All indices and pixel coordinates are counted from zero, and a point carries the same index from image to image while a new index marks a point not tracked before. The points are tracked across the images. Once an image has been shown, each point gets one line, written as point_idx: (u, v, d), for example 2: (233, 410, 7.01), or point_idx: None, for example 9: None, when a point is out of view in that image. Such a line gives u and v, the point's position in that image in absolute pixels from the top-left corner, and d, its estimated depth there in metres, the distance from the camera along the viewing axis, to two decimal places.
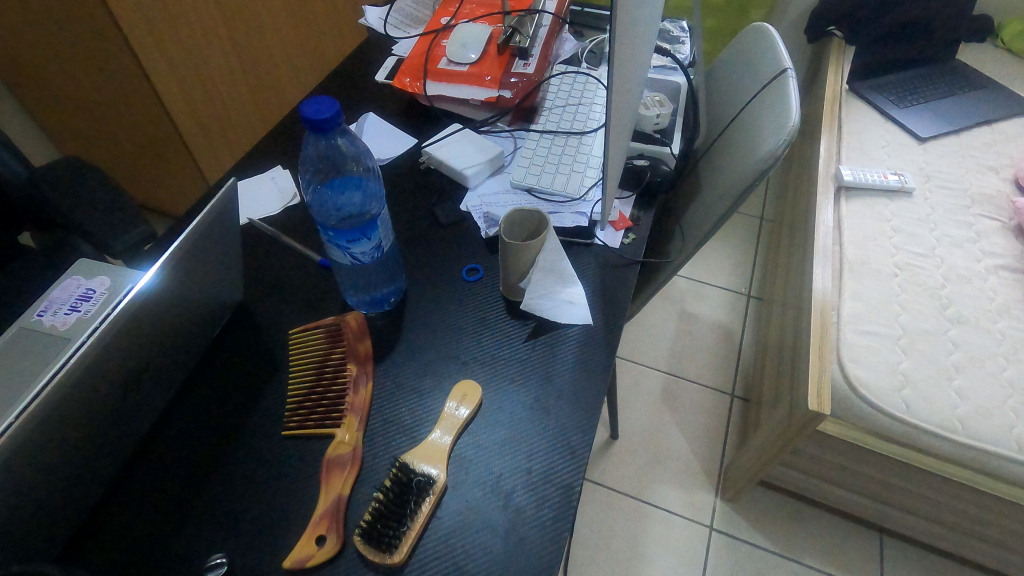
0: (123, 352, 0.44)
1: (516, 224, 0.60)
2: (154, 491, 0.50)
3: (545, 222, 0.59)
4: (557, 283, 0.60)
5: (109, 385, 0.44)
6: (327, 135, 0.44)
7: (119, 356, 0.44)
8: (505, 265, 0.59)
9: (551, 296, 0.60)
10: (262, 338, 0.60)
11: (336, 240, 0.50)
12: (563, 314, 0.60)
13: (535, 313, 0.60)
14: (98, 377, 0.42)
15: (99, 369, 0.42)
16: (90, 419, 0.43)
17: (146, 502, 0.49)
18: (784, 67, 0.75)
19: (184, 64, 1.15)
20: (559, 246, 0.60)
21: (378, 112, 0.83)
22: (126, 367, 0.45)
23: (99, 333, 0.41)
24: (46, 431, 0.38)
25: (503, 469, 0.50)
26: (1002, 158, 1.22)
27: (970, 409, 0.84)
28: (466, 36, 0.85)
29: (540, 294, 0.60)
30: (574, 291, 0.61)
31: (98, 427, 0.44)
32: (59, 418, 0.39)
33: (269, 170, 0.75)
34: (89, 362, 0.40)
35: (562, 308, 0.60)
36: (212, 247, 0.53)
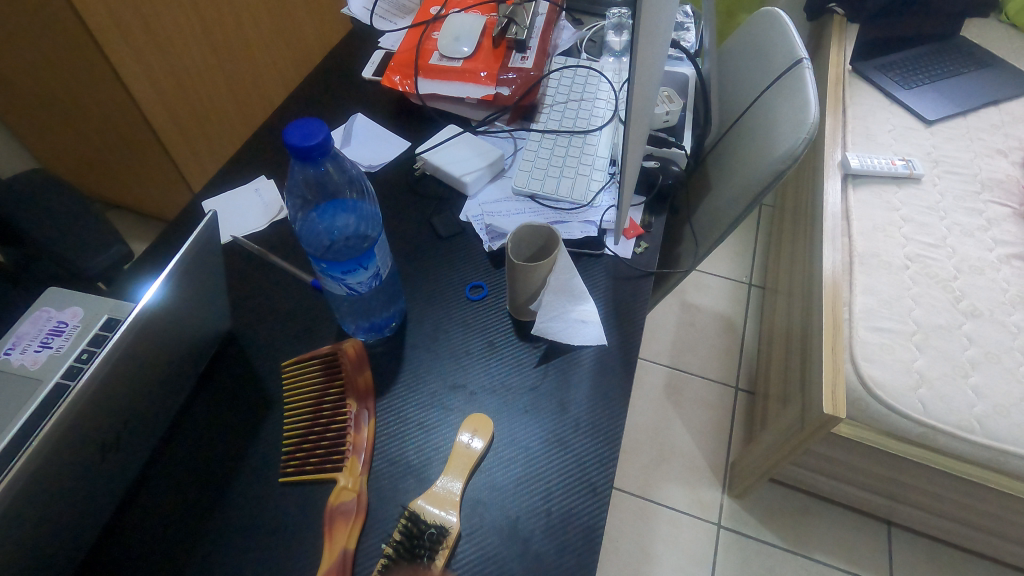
0: (102, 406, 0.40)
1: (523, 241, 0.56)
2: (140, 551, 0.46)
3: (555, 238, 0.54)
4: (569, 302, 0.56)
5: (90, 444, 0.40)
6: (316, 162, 0.40)
7: (93, 413, 0.40)
8: (513, 286, 0.55)
9: (561, 317, 0.56)
10: (253, 372, 0.56)
11: (330, 271, 0.45)
12: (573, 335, 0.56)
13: (546, 335, 0.56)
14: (76, 439, 0.38)
15: (71, 433, 0.37)
16: (71, 482, 0.39)
17: (132, 564, 0.45)
18: (799, 56, 0.70)
19: (158, 61, 1.09)
20: (571, 262, 0.55)
21: (368, 113, 0.78)
22: (109, 421, 0.42)
23: (73, 391, 0.37)
24: (14, 504, 0.34)
25: (520, 511, 0.47)
26: (1010, 141, 1.18)
27: (988, 407, 0.82)
28: (459, 28, 0.79)
29: (551, 316, 0.56)
30: (585, 310, 0.57)
31: (78, 488, 0.41)
32: (34, 492, 0.35)
33: (252, 181, 0.70)
34: (66, 426, 0.37)
35: (572, 329, 0.56)
36: (193, 280, 0.48)
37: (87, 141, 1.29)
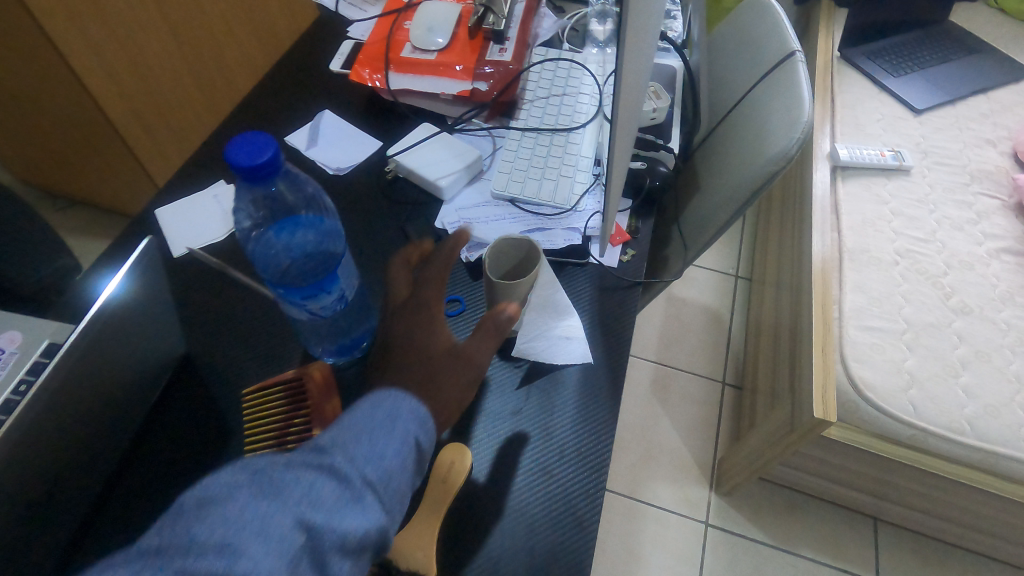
0: (53, 436, 0.37)
1: (503, 254, 0.52)
2: None
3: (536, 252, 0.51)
4: (551, 318, 0.54)
5: (38, 481, 0.36)
6: (266, 181, 0.36)
7: (38, 450, 0.36)
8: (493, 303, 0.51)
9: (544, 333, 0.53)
10: (212, 401, 0.51)
11: (288, 297, 0.41)
12: (557, 353, 0.53)
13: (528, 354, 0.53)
14: (21, 477, 0.35)
15: (15, 472, 0.34)
16: (17, 527, 0.36)
17: None
18: (792, 49, 0.66)
19: (114, 50, 1.02)
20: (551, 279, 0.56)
21: (336, 109, 0.73)
22: (59, 453, 0.38)
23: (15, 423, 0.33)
24: None
25: (501, 550, 0.44)
26: (998, 130, 1.16)
27: (978, 408, 0.81)
28: (433, 17, 0.74)
29: (534, 333, 0.54)
30: (569, 327, 0.54)
31: (25, 531, 0.37)
32: None
33: (211, 186, 0.65)
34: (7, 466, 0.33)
35: (556, 346, 0.53)
36: (136, 308, 0.44)
37: (41, 133, 1.21)
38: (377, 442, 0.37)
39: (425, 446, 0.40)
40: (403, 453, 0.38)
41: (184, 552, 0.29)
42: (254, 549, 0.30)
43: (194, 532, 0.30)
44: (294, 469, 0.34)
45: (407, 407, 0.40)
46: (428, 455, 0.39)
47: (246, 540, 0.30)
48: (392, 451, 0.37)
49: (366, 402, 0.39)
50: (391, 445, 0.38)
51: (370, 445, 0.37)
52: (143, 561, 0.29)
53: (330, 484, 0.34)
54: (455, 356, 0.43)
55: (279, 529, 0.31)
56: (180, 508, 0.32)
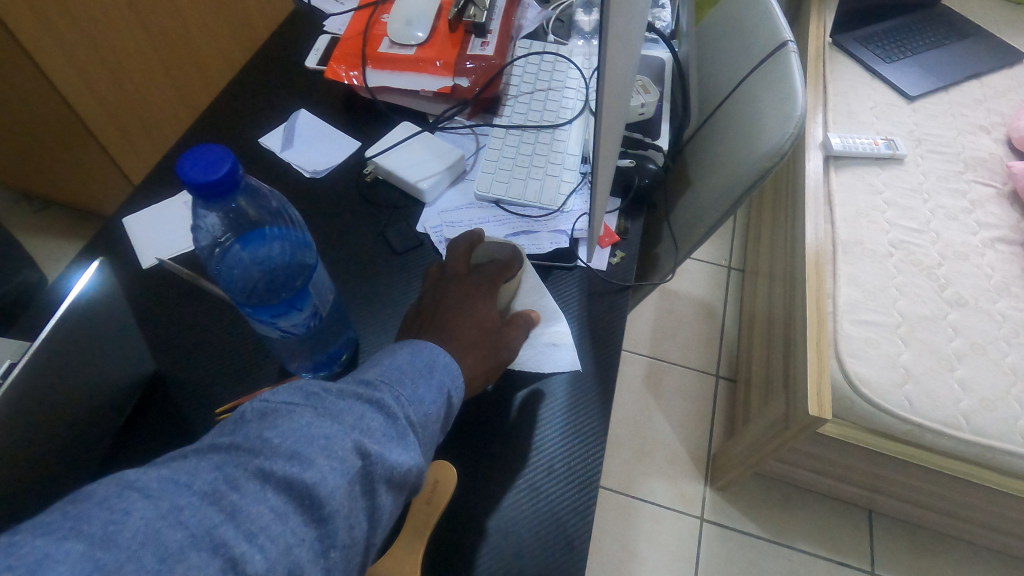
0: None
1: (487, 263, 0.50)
2: None
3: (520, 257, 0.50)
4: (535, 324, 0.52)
5: None
6: (224, 197, 0.33)
7: None
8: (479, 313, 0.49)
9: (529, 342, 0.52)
10: (183, 418, 0.49)
11: (257, 315, 0.39)
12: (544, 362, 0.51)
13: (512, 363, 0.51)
14: None
15: None
16: None
17: None
18: (784, 39, 0.64)
19: (80, 46, 0.97)
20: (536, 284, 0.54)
21: (312, 108, 0.70)
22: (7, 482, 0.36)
23: None
24: None
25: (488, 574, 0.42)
26: (992, 116, 1.15)
27: (974, 402, 0.80)
28: (411, 9, 0.71)
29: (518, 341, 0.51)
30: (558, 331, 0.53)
31: None
32: None
33: (182, 192, 0.62)
34: None
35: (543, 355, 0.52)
36: (88, 325, 0.41)
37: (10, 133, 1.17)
38: (421, 386, 0.37)
39: (455, 401, 0.39)
40: (440, 400, 0.37)
41: (256, 455, 0.28)
42: (323, 461, 0.29)
43: (264, 436, 0.29)
44: (349, 396, 0.33)
45: (447, 363, 0.40)
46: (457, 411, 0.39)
47: (314, 452, 0.29)
48: (433, 397, 0.37)
49: (405, 349, 0.39)
50: (432, 389, 0.37)
51: (413, 385, 0.37)
52: (213, 461, 0.28)
53: (381, 417, 0.33)
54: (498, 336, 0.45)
55: (343, 446, 0.30)
56: (242, 418, 0.31)
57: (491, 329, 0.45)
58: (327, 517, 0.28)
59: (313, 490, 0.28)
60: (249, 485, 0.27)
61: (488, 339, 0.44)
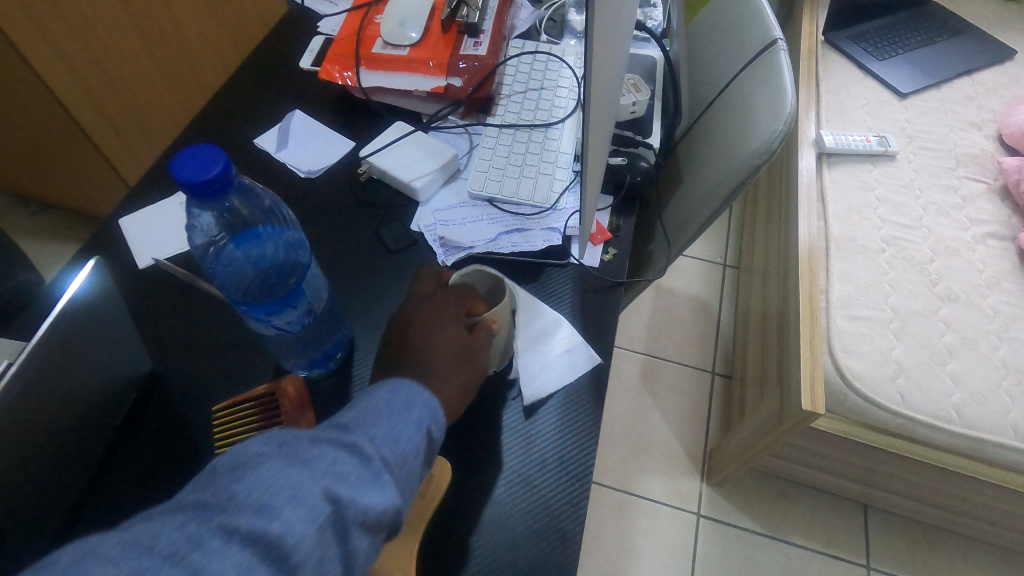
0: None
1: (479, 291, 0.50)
2: None
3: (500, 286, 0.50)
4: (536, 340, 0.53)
5: None
6: (217, 197, 0.34)
7: None
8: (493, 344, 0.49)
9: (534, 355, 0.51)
10: (179, 416, 0.50)
11: (252, 313, 0.39)
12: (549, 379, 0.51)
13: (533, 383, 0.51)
14: None
15: None
16: None
17: None
18: (774, 37, 0.65)
19: (73, 47, 0.97)
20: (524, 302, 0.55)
21: (306, 109, 0.70)
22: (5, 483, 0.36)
23: None
24: None
25: (483, 566, 0.43)
26: (983, 113, 1.16)
27: (965, 395, 0.81)
28: (403, 10, 0.71)
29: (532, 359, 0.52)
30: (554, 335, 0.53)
31: None
32: None
33: (177, 193, 0.63)
34: None
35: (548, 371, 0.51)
36: (83, 325, 0.41)
37: (5, 136, 1.17)
38: (397, 424, 0.37)
39: (434, 437, 0.39)
40: (417, 438, 0.37)
41: (223, 510, 0.29)
42: (290, 511, 0.29)
43: (231, 491, 0.30)
44: (322, 442, 0.34)
45: (421, 400, 0.39)
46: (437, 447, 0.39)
47: (280, 501, 0.30)
48: (411, 434, 0.37)
49: (381, 388, 0.39)
50: (408, 426, 0.38)
51: (389, 425, 0.37)
52: (178, 519, 0.28)
53: (354, 462, 0.34)
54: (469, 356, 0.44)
55: (311, 493, 0.30)
56: (212, 471, 0.31)
57: (462, 351, 0.44)
58: (295, 566, 0.28)
59: (279, 540, 0.28)
60: (215, 542, 0.27)
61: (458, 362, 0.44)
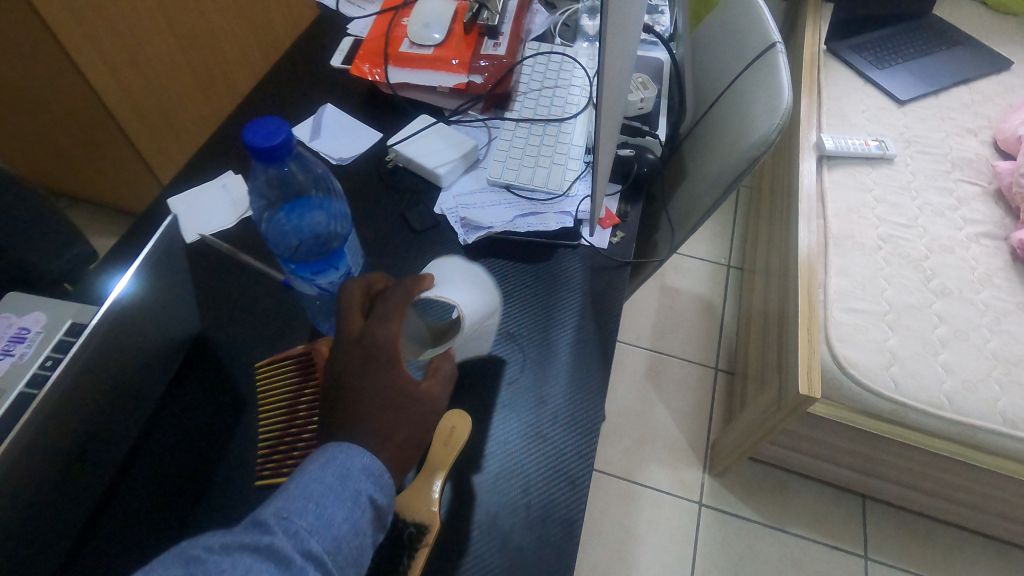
0: (83, 399, 0.41)
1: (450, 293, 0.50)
2: (120, 543, 0.47)
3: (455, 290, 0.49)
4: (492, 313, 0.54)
5: (70, 439, 0.40)
6: (278, 162, 0.39)
7: (73, 409, 0.40)
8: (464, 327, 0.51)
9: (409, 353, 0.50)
10: (225, 377, 0.56)
11: (299, 272, 0.45)
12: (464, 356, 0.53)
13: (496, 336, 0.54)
14: (58, 435, 0.39)
15: (50, 427, 0.38)
16: (53, 478, 0.40)
17: (116, 553, 0.46)
18: (773, 40, 0.70)
19: (115, 47, 1.04)
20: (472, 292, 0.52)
21: (337, 103, 0.76)
22: (89, 416, 0.42)
23: (53, 384, 0.37)
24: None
25: (499, 507, 0.47)
26: (979, 120, 1.20)
27: (956, 383, 0.85)
28: (429, 14, 0.77)
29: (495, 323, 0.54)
30: (559, 316, 0.59)
31: (61, 483, 0.41)
32: (20, 488, 0.36)
33: (219, 176, 0.69)
34: (44, 422, 0.37)
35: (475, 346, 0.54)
36: (157, 285, 0.48)
37: (44, 131, 1.24)
38: (329, 506, 0.38)
39: (382, 504, 0.40)
40: (353, 515, 0.39)
41: None
42: None
43: None
44: (234, 550, 0.35)
45: (360, 464, 0.40)
46: (381, 515, 0.40)
47: None
48: (343, 514, 0.38)
49: (315, 463, 0.40)
50: (341, 505, 0.38)
51: (320, 508, 0.38)
52: None
53: (273, 564, 0.35)
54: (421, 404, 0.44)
55: None
56: None
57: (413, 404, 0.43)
58: None
59: None
60: None
61: (401, 409, 0.42)
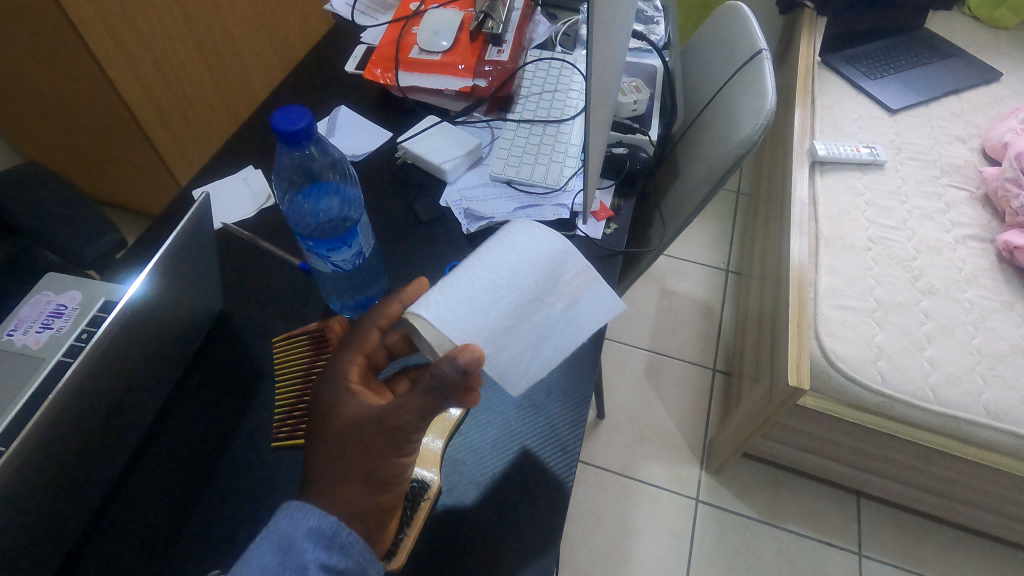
0: (116, 363, 0.46)
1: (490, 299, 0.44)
2: (149, 497, 0.52)
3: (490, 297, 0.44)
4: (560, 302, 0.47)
5: (103, 398, 0.45)
6: (300, 146, 0.44)
7: (108, 370, 0.45)
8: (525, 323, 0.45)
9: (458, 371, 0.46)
10: (245, 352, 0.61)
11: (316, 248, 0.49)
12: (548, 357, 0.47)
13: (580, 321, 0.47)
14: (93, 393, 0.44)
15: (88, 384, 0.43)
16: (88, 432, 0.45)
17: (144, 506, 0.52)
18: (759, 47, 0.74)
19: (142, 57, 1.10)
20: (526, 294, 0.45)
21: (351, 105, 0.81)
22: (120, 380, 0.47)
23: (92, 346, 0.42)
24: (41, 445, 0.39)
25: (496, 468, 0.53)
26: (968, 128, 1.24)
27: (941, 377, 0.88)
28: (438, 23, 0.83)
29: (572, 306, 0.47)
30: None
31: (94, 438, 0.46)
32: (58, 436, 0.41)
33: (240, 171, 0.75)
34: (82, 380, 0.42)
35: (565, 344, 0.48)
36: (188, 266, 0.53)
37: (71, 136, 1.30)
38: None
39: (345, 567, 0.42)
40: None
41: None
42: None
43: None
44: None
45: (304, 530, 0.42)
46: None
47: None
48: None
49: (257, 544, 0.42)
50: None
51: None
52: None
53: None
54: (388, 432, 0.42)
55: None
56: None
57: (368, 440, 0.43)
58: None
59: None
60: None
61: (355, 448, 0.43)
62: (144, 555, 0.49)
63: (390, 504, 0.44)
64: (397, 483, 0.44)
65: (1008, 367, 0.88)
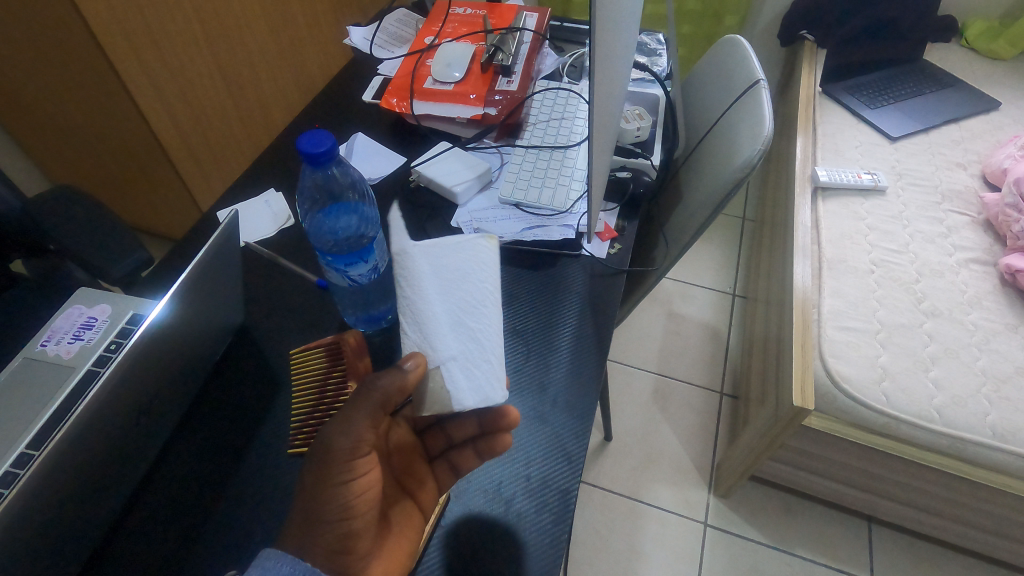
0: (149, 367, 0.49)
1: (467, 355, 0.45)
2: (172, 499, 0.54)
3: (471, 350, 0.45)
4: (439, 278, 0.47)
5: (134, 399, 0.48)
6: (322, 166, 0.48)
7: (141, 375, 0.48)
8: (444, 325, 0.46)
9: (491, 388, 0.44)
10: (266, 365, 0.64)
11: (334, 264, 0.52)
12: (479, 293, 0.47)
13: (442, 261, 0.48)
14: (126, 392, 0.46)
15: (123, 383, 0.45)
16: (119, 431, 0.47)
17: (168, 507, 0.54)
18: (756, 78, 0.78)
19: (172, 88, 1.16)
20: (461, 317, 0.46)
21: (367, 133, 0.86)
22: (150, 384, 0.50)
23: (127, 349, 0.45)
24: (76, 443, 0.42)
25: (504, 477, 0.54)
26: (968, 155, 1.26)
27: (946, 398, 0.88)
28: (451, 55, 0.87)
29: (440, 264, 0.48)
30: (561, 315, 0.66)
31: (124, 438, 0.49)
32: (93, 433, 0.43)
33: (262, 193, 0.80)
34: (119, 381, 0.45)
35: (458, 273, 0.47)
36: (215, 280, 0.56)
37: (99, 161, 1.36)
38: None
39: None
40: None
41: None
42: None
43: None
44: None
45: None
46: None
47: None
48: None
49: None
50: None
51: None
52: None
53: None
54: (324, 456, 0.45)
55: None
56: None
57: (309, 472, 0.45)
58: None
59: None
60: None
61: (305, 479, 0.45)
62: (165, 554, 0.51)
63: (338, 546, 0.44)
64: (341, 519, 0.45)
65: (1013, 389, 0.89)
